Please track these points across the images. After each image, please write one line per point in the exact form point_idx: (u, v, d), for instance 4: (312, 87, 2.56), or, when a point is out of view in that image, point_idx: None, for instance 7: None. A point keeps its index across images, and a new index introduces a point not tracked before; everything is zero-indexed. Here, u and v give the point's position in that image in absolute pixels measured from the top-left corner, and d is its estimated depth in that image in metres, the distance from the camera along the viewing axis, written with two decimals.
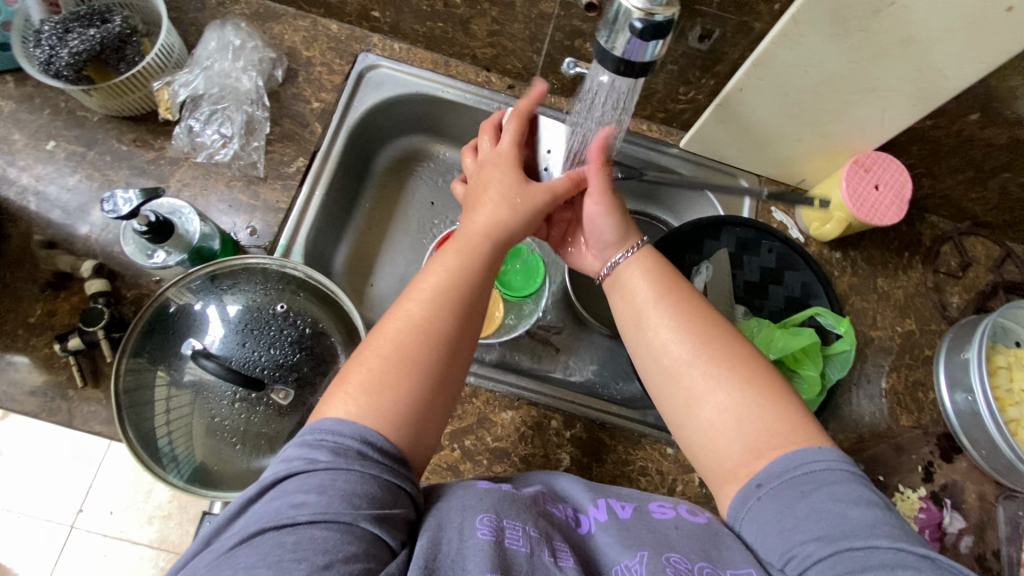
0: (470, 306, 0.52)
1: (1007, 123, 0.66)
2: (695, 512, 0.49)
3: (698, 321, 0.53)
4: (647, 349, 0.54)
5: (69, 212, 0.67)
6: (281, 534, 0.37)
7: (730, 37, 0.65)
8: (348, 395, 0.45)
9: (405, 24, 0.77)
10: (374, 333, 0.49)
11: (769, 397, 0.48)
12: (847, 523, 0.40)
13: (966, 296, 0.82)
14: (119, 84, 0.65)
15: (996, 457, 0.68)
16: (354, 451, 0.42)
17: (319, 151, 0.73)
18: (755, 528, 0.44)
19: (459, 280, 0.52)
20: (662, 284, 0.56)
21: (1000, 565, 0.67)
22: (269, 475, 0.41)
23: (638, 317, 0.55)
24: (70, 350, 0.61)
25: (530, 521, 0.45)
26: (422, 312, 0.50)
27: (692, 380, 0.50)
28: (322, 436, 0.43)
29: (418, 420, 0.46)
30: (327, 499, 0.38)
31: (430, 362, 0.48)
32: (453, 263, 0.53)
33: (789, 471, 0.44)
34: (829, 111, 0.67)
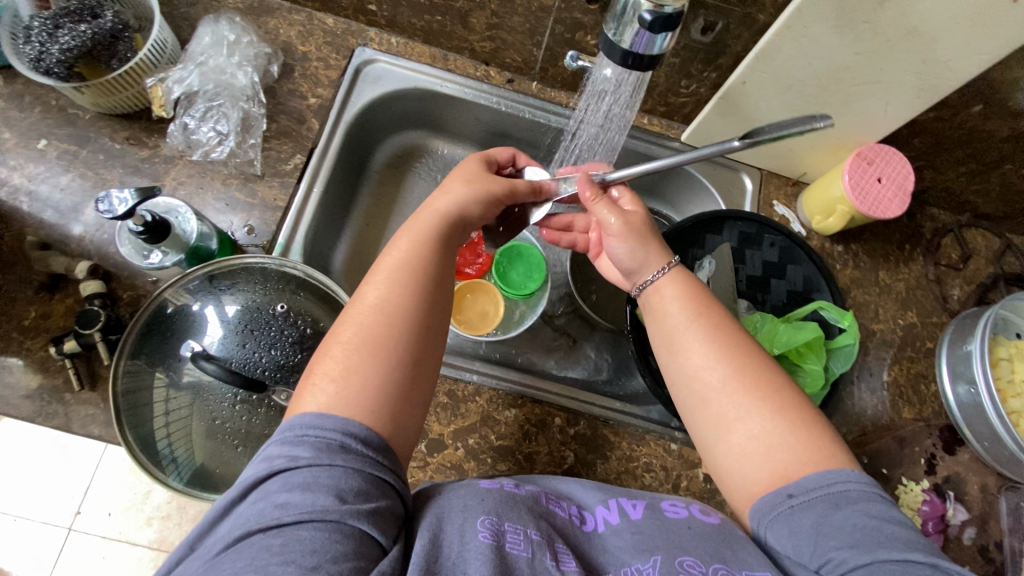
0: (432, 275, 0.52)
1: (1010, 114, 0.66)
2: (708, 512, 0.49)
3: (731, 341, 0.52)
4: (678, 370, 0.53)
5: (63, 212, 0.66)
6: (267, 537, 0.36)
7: (733, 29, 0.64)
8: (320, 387, 0.45)
9: (402, 18, 0.76)
10: (341, 322, 0.49)
11: (802, 423, 0.47)
12: (882, 536, 0.40)
13: (967, 288, 0.82)
14: (111, 82, 0.64)
15: (998, 448, 0.67)
16: (337, 444, 0.41)
17: (316, 148, 0.72)
18: (785, 535, 0.43)
19: (421, 258, 0.53)
20: (696, 306, 0.55)
21: (1002, 556, 0.67)
22: (254, 474, 0.41)
23: (670, 339, 0.54)
24: (66, 353, 0.60)
25: (532, 524, 0.45)
26: (386, 295, 0.49)
27: (724, 406, 0.49)
28: (300, 431, 0.42)
29: (395, 403, 0.45)
30: (313, 495, 0.38)
31: (401, 343, 0.47)
32: (412, 241, 0.54)
33: (824, 484, 0.43)
34: (832, 103, 0.67)
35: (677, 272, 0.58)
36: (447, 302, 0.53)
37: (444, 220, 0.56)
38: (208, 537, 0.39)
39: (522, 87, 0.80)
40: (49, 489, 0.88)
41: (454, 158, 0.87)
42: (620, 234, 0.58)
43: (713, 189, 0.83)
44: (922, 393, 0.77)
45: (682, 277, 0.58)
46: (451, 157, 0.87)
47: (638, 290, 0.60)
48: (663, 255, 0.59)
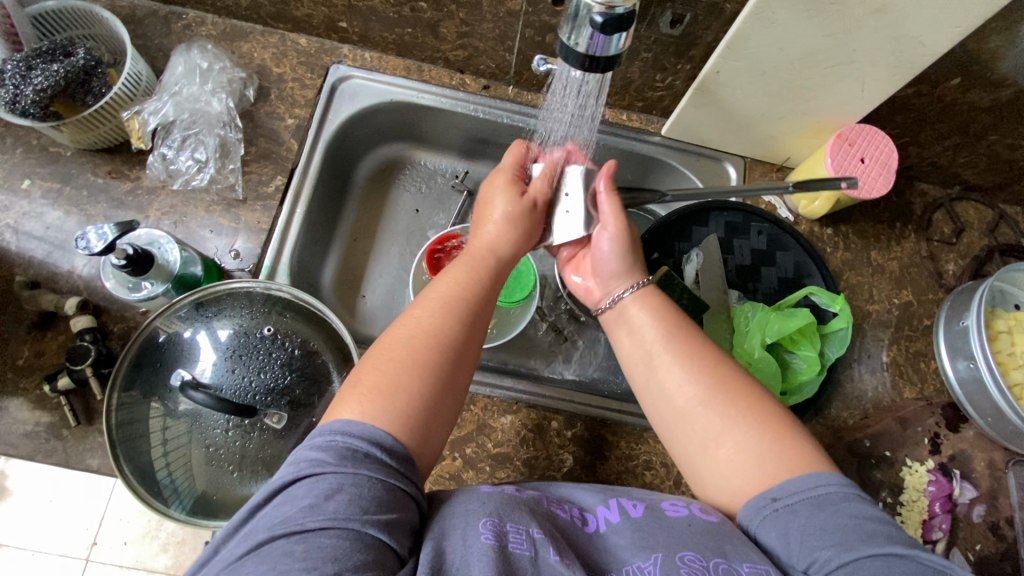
0: (483, 304, 0.55)
1: (989, 85, 0.66)
2: (710, 511, 0.48)
3: (703, 357, 0.54)
4: (658, 388, 0.54)
5: (51, 249, 0.66)
6: (289, 543, 0.37)
7: (702, 20, 0.63)
8: (360, 397, 0.46)
9: (374, 32, 0.76)
10: (388, 338, 0.51)
11: (783, 431, 0.49)
12: (865, 534, 0.41)
13: (961, 263, 0.81)
14: (88, 118, 0.64)
15: (1002, 423, 0.67)
16: (362, 452, 0.42)
17: (297, 168, 0.73)
18: (774, 537, 0.44)
19: (471, 290, 0.55)
20: (670, 324, 0.57)
21: (1013, 531, 0.67)
22: (288, 472, 0.41)
23: (648, 356, 0.56)
24: (60, 390, 0.61)
25: (534, 523, 0.44)
26: (430, 320, 0.52)
27: (708, 421, 0.50)
28: (331, 437, 0.43)
29: (428, 421, 0.47)
30: (339, 502, 0.39)
31: (435, 364, 0.49)
32: (463, 274, 0.56)
33: (805, 486, 0.44)
34: (809, 87, 0.66)
35: (647, 290, 0.61)
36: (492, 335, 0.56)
37: (490, 259, 0.59)
38: (231, 542, 0.39)
39: (498, 92, 0.80)
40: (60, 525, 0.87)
41: (437, 168, 0.87)
42: (617, 234, 0.61)
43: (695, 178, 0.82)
44: (922, 370, 0.76)
45: (656, 293, 0.61)
46: (435, 168, 0.87)
47: (608, 302, 0.62)
48: (641, 272, 0.63)
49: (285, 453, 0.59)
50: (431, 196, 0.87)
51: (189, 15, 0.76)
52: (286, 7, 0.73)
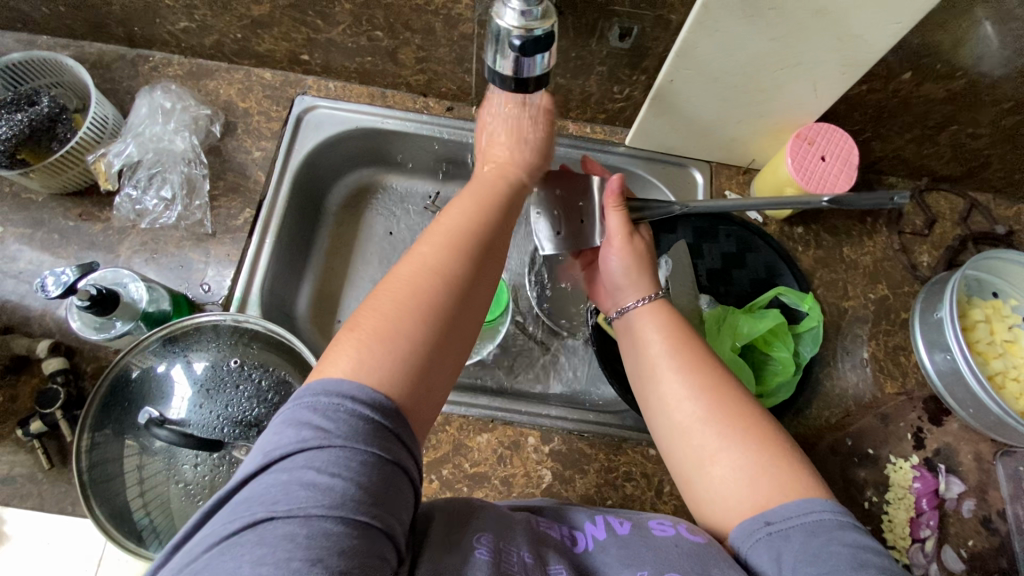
0: (491, 236, 0.52)
1: (941, 77, 0.66)
2: (695, 531, 0.47)
3: (709, 372, 0.53)
4: (660, 403, 0.55)
5: (24, 295, 0.67)
6: (290, 524, 0.34)
7: (649, 31, 0.64)
8: (365, 354, 0.42)
9: (335, 63, 0.78)
10: (392, 286, 0.46)
11: (783, 455, 0.48)
12: (858, 563, 0.39)
13: (935, 254, 0.81)
14: (54, 163, 0.65)
15: (984, 414, 0.66)
16: (372, 422, 0.39)
17: (265, 200, 0.74)
18: (765, 561, 0.43)
19: (478, 215, 0.52)
20: (676, 338, 0.57)
21: (1005, 524, 0.66)
22: (291, 440, 0.37)
23: (652, 368, 0.56)
24: (33, 433, 0.60)
25: (526, 546, 0.45)
26: (431, 260, 0.48)
27: (705, 439, 0.50)
28: (340, 402, 0.39)
29: (437, 366, 0.45)
30: (346, 481, 0.36)
31: (445, 313, 0.46)
32: (468, 212, 0.53)
33: (801, 513, 0.43)
34: (763, 90, 0.67)
35: (658, 303, 0.62)
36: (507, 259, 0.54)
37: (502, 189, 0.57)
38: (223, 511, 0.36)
39: (462, 113, 0.82)
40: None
41: (409, 190, 0.88)
42: (621, 248, 0.64)
43: (663, 185, 0.82)
44: (903, 364, 0.75)
45: (665, 309, 0.61)
46: (407, 191, 0.88)
47: (617, 312, 0.64)
48: (652, 284, 0.63)
49: None
50: (405, 218, 0.87)
51: (156, 57, 0.78)
52: (249, 44, 0.75)
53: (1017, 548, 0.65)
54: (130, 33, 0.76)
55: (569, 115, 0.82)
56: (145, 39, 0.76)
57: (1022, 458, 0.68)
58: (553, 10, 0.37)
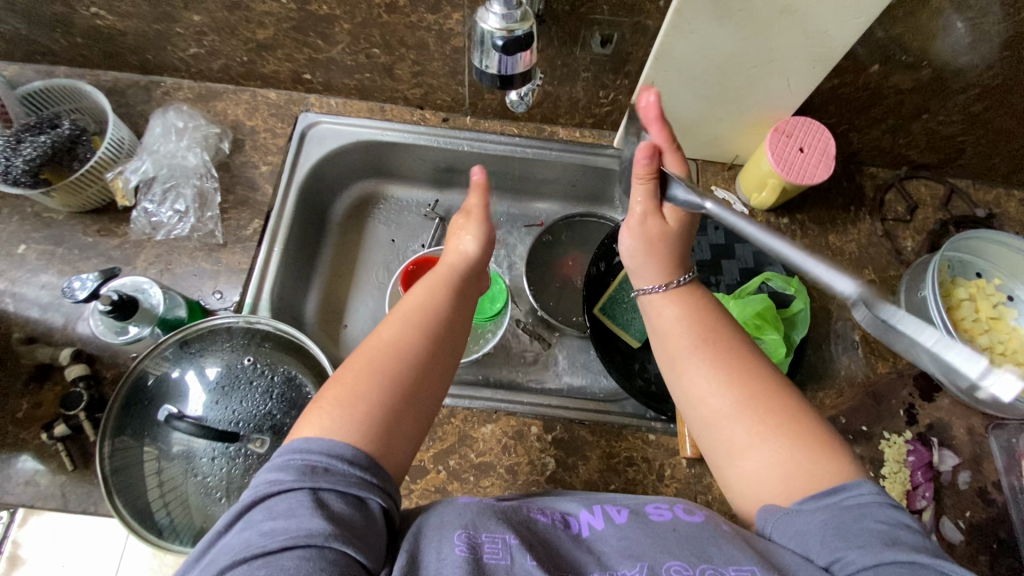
0: (444, 323, 0.57)
1: (908, 67, 0.70)
2: (692, 511, 0.50)
3: (737, 367, 0.53)
4: (690, 396, 0.55)
5: (46, 308, 0.71)
6: (253, 567, 0.38)
7: (629, 37, 0.69)
8: (324, 412, 0.47)
9: (336, 81, 0.82)
10: (353, 359, 0.53)
11: (817, 447, 0.48)
12: (890, 539, 0.41)
13: (919, 238, 0.84)
14: (75, 182, 0.69)
15: (972, 386, 0.69)
16: (321, 468, 0.43)
17: (272, 211, 0.78)
18: (796, 535, 0.44)
19: (431, 304, 0.58)
20: (704, 331, 0.56)
21: (1002, 494, 0.67)
22: (251, 494, 0.42)
23: (676, 362, 0.56)
24: (56, 436, 0.63)
25: (510, 531, 0.46)
26: (388, 335, 0.54)
27: (735, 433, 0.51)
28: (289, 457, 0.44)
29: (393, 425, 0.48)
30: (301, 521, 0.39)
31: (398, 377, 0.51)
32: (425, 296, 0.59)
33: (833, 493, 0.44)
34: (740, 86, 0.71)
35: (680, 290, 0.60)
36: (462, 343, 0.58)
37: (451, 278, 0.62)
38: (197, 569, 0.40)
39: (457, 123, 0.86)
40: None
41: (408, 200, 0.92)
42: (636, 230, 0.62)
43: None
44: None
45: (692, 294, 0.60)
46: (407, 201, 0.92)
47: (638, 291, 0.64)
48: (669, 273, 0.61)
49: None
50: (406, 226, 0.91)
51: (167, 83, 0.83)
52: (255, 66, 0.80)
53: (1014, 516, 0.66)
54: (144, 61, 0.81)
55: (559, 121, 0.86)
56: (157, 65, 0.81)
57: (1014, 430, 0.70)
58: (530, 15, 0.46)
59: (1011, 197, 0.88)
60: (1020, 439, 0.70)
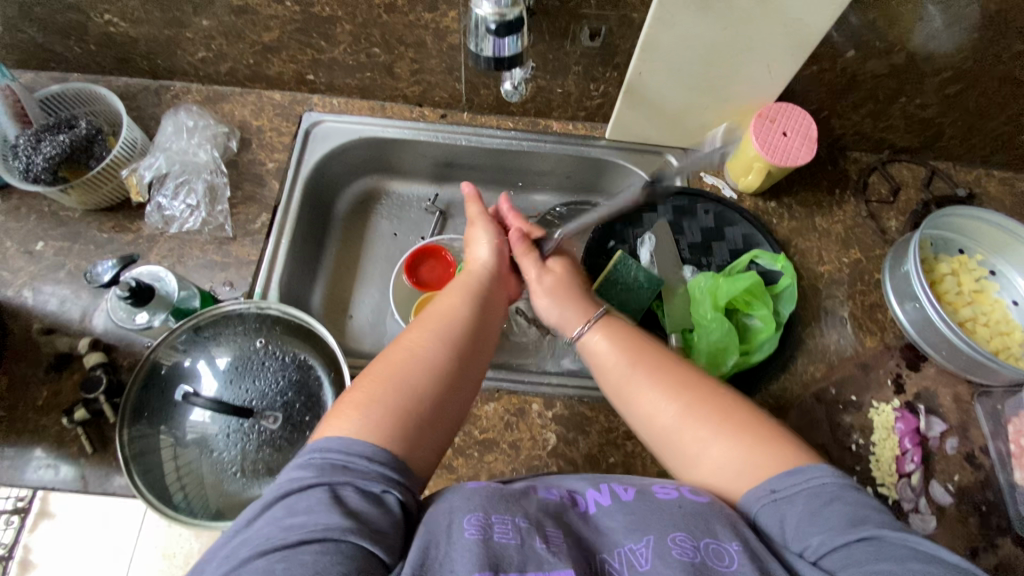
0: (471, 330, 0.61)
1: (882, 53, 0.73)
2: (699, 492, 0.49)
3: (684, 382, 0.58)
4: (641, 415, 0.59)
5: (64, 301, 0.74)
6: (271, 560, 0.38)
7: (616, 30, 0.72)
8: (347, 414, 0.50)
9: (338, 81, 0.86)
10: (378, 363, 0.55)
11: (763, 440, 0.52)
12: (858, 519, 0.43)
13: (902, 218, 0.87)
14: (92, 178, 0.72)
15: (956, 354, 0.72)
16: (340, 465, 0.45)
17: (279, 205, 0.81)
18: (773, 523, 0.46)
19: (457, 311, 0.62)
20: (641, 357, 0.61)
21: (988, 458, 0.70)
22: (273, 493, 0.44)
23: (624, 387, 0.60)
24: (77, 420, 0.66)
25: (519, 513, 0.46)
26: (416, 340, 0.57)
27: (690, 437, 0.54)
28: (310, 455, 0.46)
29: (414, 426, 0.51)
30: (319, 516, 0.41)
31: (420, 382, 0.54)
32: (451, 301, 0.63)
33: (799, 478, 0.47)
34: (723, 75, 0.74)
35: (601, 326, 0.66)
36: (488, 349, 0.62)
37: (470, 284, 0.66)
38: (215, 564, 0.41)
39: (455, 119, 0.90)
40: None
41: (409, 195, 0.96)
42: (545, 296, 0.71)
43: (643, 172, 0.88)
44: (880, 319, 0.79)
45: (613, 327, 0.65)
46: (408, 196, 0.96)
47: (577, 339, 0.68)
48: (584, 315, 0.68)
49: (282, 451, 0.65)
50: (408, 220, 0.94)
51: (176, 86, 0.87)
52: (260, 68, 0.84)
53: (1000, 479, 0.69)
54: (154, 66, 0.84)
55: (552, 115, 0.90)
56: (167, 70, 0.85)
57: (999, 396, 0.73)
58: (520, 1, 0.50)
59: (990, 177, 0.91)
60: (1005, 405, 0.72)
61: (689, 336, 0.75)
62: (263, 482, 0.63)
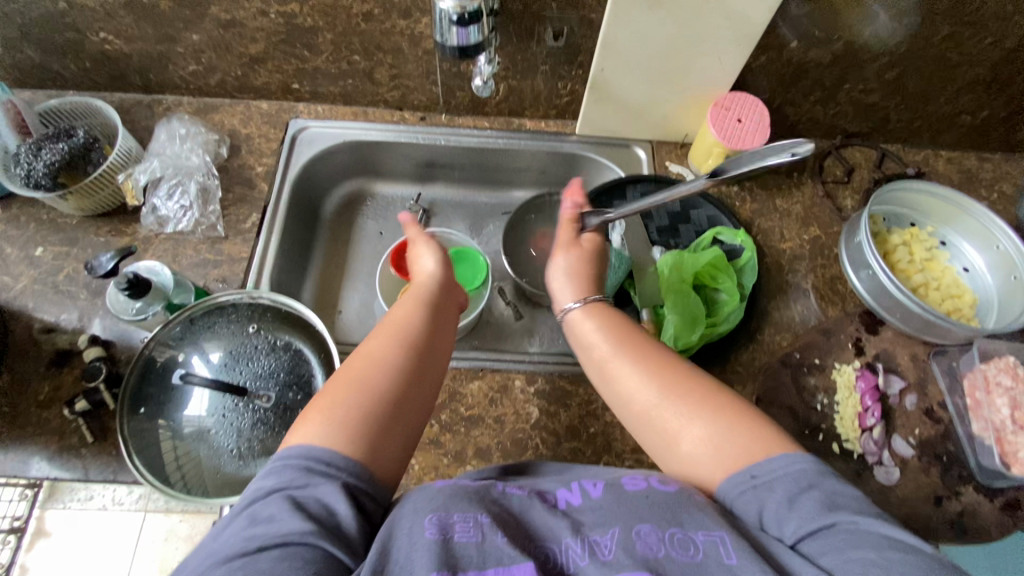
0: (427, 337, 0.61)
1: (823, 42, 0.80)
2: (667, 481, 0.48)
3: (657, 364, 0.59)
4: (621, 396, 0.60)
5: (62, 302, 0.77)
6: (232, 567, 0.40)
7: (578, 30, 0.78)
8: (310, 422, 0.51)
9: (322, 88, 0.91)
10: (339, 373, 0.56)
11: (737, 418, 0.52)
12: (832, 504, 0.43)
13: (857, 196, 0.92)
14: (89, 184, 0.77)
15: (909, 316, 0.77)
16: (303, 471, 0.47)
17: (268, 205, 0.85)
18: (751, 509, 0.46)
19: (410, 320, 0.62)
20: (616, 337, 0.63)
21: (946, 412, 0.74)
22: (240, 502, 0.46)
23: (603, 370, 0.62)
24: (78, 412, 0.69)
25: (482, 510, 0.45)
26: (374, 348, 0.58)
27: (666, 418, 0.55)
28: (277, 463, 0.48)
29: (375, 430, 0.51)
30: (279, 523, 0.42)
31: (380, 389, 0.54)
32: (405, 312, 0.64)
33: (779, 464, 0.47)
34: (679, 68, 0.80)
35: (593, 305, 0.69)
36: (444, 353, 0.63)
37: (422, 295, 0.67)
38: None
39: (433, 121, 0.95)
40: (100, 550, 1.03)
41: (393, 195, 1.00)
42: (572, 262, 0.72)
43: (612, 164, 0.94)
44: (840, 290, 0.84)
45: (602, 306, 0.68)
46: (392, 197, 1.00)
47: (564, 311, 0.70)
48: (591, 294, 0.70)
49: (275, 427, 0.68)
50: (393, 219, 0.99)
51: (168, 100, 0.92)
52: (248, 79, 0.89)
53: (960, 431, 0.73)
54: (146, 81, 0.89)
55: (525, 114, 0.95)
56: (159, 85, 0.90)
57: (954, 354, 0.77)
58: None
59: (938, 156, 0.97)
60: (959, 362, 0.77)
61: (660, 311, 0.79)
62: (259, 459, 0.66)
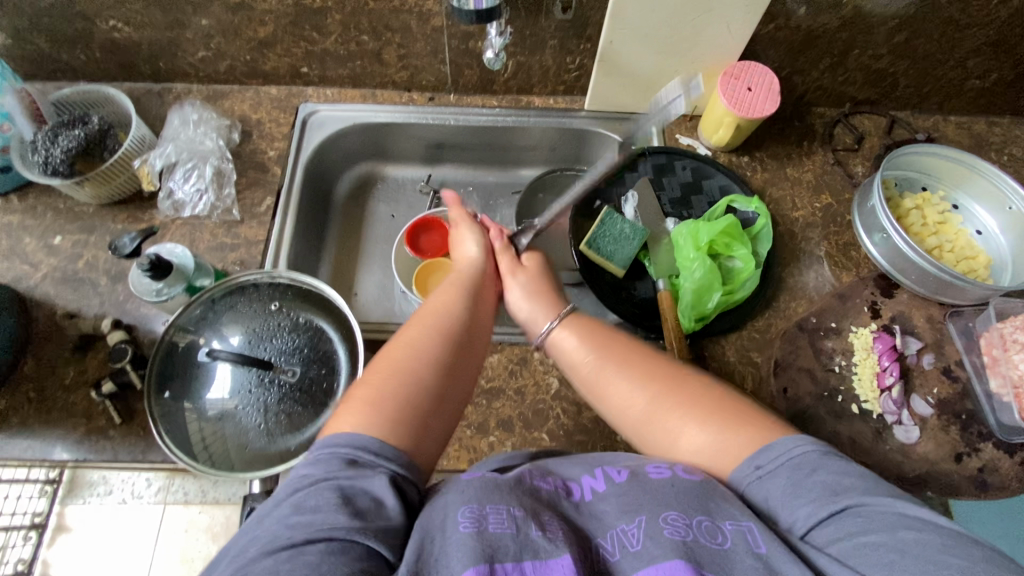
0: (469, 327, 0.62)
1: (831, 7, 0.80)
2: (692, 470, 0.47)
3: (649, 372, 0.58)
4: (612, 403, 0.59)
5: (82, 289, 0.78)
6: (276, 559, 0.37)
7: (586, 2, 0.79)
8: (354, 412, 0.50)
9: (330, 71, 0.91)
10: (380, 361, 0.56)
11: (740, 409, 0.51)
12: (836, 488, 0.42)
13: (867, 164, 0.92)
14: (105, 171, 0.77)
15: (925, 277, 0.77)
16: (350, 460, 0.45)
17: (283, 188, 0.86)
18: (759, 498, 0.45)
19: (452, 308, 0.63)
20: (599, 344, 0.63)
21: (964, 371, 0.74)
22: (283, 490, 0.43)
23: (594, 382, 0.61)
24: (105, 394, 0.70)
25: (514, 502, 0.45)
26: (418, 335, 0.58)
27: (664, 418, 0.54)
28: (321, 453, 0.46)
29: (418, 422, 0.51)
30: (326, 514, 0.40)
31: (424, 378, 0.54)
32: (446, 298, 0.64)
33: (776, 454, 0.46)
34: (688, 38, 0.80)
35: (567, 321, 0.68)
36: (483, 343, 0.63)
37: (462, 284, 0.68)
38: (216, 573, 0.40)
39: (442, 101, 0.95)
40: (121, 543, 1.02)
41: (404, 177, 1.01)
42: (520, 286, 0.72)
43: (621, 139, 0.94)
44: (854, 256, 0.84)
45: (575, 321, 0.67)
46: (402, 179, 1.01)
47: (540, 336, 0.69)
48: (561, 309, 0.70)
49: (299, 402, 0.68)
50: (404, 202, 0.99)
51: (178, 88, 0.92)
52: (257, 64, 0.89)
53: (978, 390, 0.73)
54: (156, 69, 0.90)
55: (533, 91, 0.95)
56: (169, 73, 0.91)
57: (969, 315, 0.78)
58: None
59: (947, 122, 0.97)
60: (975, 322, 0.77)
61: (676, 281, 0.80)
62: (284, 433, 0.67)
